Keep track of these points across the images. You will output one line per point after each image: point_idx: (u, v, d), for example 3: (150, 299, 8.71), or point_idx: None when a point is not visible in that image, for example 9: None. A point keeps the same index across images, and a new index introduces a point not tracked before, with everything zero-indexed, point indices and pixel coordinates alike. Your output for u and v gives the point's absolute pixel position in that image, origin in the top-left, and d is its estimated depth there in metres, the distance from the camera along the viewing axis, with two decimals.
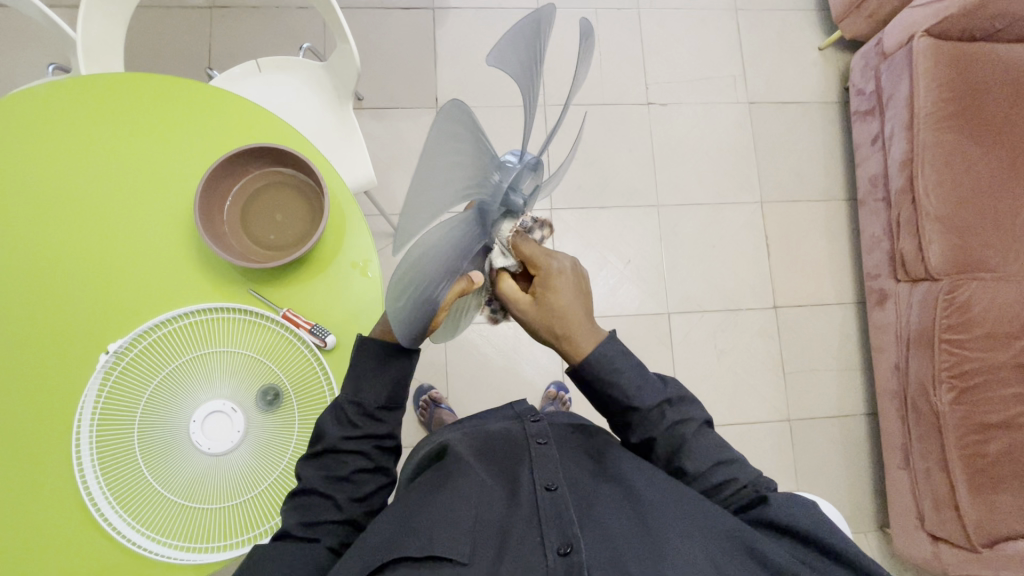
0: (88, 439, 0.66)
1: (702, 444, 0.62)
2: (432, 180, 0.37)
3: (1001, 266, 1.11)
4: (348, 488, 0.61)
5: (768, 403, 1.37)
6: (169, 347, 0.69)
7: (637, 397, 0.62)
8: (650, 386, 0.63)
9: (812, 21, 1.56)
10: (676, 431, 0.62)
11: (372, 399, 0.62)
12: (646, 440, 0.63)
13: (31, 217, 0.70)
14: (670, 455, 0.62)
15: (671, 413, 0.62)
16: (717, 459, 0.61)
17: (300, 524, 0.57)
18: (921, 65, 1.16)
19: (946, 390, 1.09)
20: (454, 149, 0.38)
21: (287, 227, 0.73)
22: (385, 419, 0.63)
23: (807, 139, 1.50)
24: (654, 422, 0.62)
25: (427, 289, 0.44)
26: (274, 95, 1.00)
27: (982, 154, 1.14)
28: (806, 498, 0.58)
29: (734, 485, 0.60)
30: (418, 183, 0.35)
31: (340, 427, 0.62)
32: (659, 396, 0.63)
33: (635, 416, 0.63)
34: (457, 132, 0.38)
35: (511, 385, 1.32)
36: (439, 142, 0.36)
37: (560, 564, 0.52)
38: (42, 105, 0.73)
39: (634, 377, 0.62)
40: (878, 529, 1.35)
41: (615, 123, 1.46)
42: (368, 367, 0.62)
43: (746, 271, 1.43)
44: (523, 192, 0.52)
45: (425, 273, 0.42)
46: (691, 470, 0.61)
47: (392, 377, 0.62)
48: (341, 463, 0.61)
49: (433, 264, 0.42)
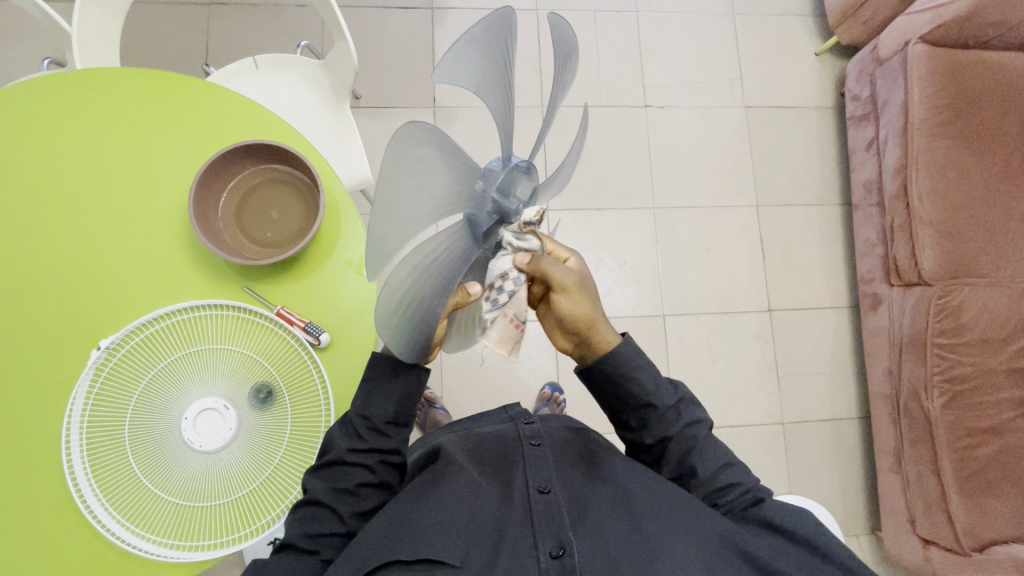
0: (79, 435, 0.66)
1: (711, 447, 0.63)
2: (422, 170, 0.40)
3: (992, 272, 1.12)
4: (351, 501, 0.61)
5: (760, 405, 1.38)
6: (162, 343, 0.69)
7: (656, 395, 0.63)
8: (666, 387, 0.64)
9: (809, 26, 1.57)
10: (689, 432, 0.63)
11: (379, 414, 0.62)
12: (659, 441, 0.63)
13: (25, 213, 0.70)
14: (681, 457, 0.63)
15: (685, 413, 0.63)
16: (724, 462, 0.62)
17: (303, 535, 0.58)
18: (915, 71, 1.16)
19: (938, 394, 1.10)
20: (492, 59, 0.46)
21: (284, 224, 0.72)
22: (391, 434, 0.63)
23: (803, 143, 1.51)
24: (670, 421, 0.63)
25: (415, 180, 0.40)
26: (271, 92, 1.00)
27: (975, 160, 1.15)
28: (810, 511, 0.58)
29: (738, 491, 0.60)
30: (407, 163, 0.39)
31: (347, 439, 0.62)
32: (675, 397, 0.64)
33: (650, 414, 0.63)
34: (479, 56, 0.45)
35: (505, 386, 1.32)
36: (467, 53, 0.43)
37: (552, 566, 0.52)
38: (38, 100, 0.72)
39: (652, 377, 0.64)
40: (869, 532, 1.36)
41: (612, 125, 1.46)
42: (379, 382, 0.62)
43: (741, 274, 1.43)
44: (519, 194, 0.53)
45: (426, 146, 0.40)
46: (701, 474, 0.62)
47: (401, 394, 0.63)
48: (345, 475, 0.61)
49: (439, 154, 0.42)
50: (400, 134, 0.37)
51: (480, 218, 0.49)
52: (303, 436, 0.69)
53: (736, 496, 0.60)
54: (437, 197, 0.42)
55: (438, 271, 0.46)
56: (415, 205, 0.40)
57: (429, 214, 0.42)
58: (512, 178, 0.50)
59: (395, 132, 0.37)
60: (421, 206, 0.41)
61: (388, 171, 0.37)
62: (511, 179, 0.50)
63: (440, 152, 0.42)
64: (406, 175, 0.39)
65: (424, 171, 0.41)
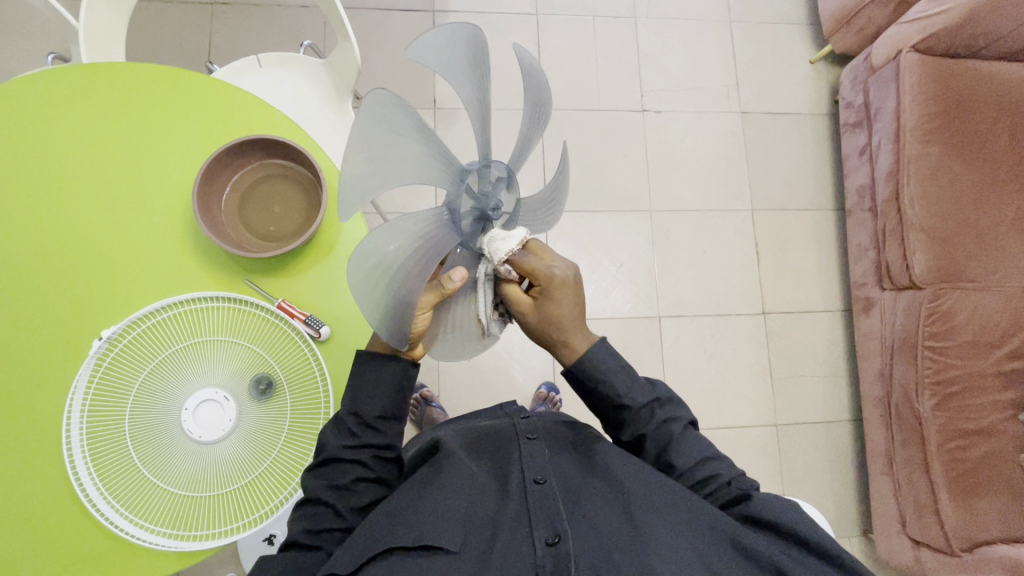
0: (79, 425, 0.66)
1: (688, 441, 0.63)
2: (390, 149, 0.45)
3: (982, 276, 1.14)
4: (348, 497, 0.61)
5: (754, 407, 1.39)
6: (163, 334, 0.69)
7: (629, 396, 0.63)
8: (639, 386, 0.63)
9: (803, 35, 1.59)
10: (664, 430, 0.63)
11: (369, 409, 0.62)
12: (635, 438, 0.64)
13: (29, 204, 0.70)
14: (658, 453, 0.63)
15: (659, 412, 0.63)
16: (702, 456, 0.62)
17: (305, 531, 0.58)
18: (908, 79, 1.18)
19: (929, 396, 1.11)
20: (467, 70, 0.52)
21: (286, 217, 0.74)
22: (384, 430, 0.63)
23: (797, 148, 1.53)
24: (644, 421, 0.63)
25: (393, 151, 0.46)
26: (274, 89, 1.01)
27: (965, 167, 1.17)
28: (797, 503, 0.58)
29: (716, 483, 0.60)
30: (371, 135, 0.43)
31: (340, 436, 0.62)
32: (648, 396, 0.64)
33: (626, 415, 0.63)
34: (446, 71, 0.51)
35: (501, 385, 1.33)
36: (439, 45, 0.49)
37: (547, 554, 0.53)
38: (42, 93, 0.73)
39: (626, 377, 0.63)
40: (861, 534, 1.37)
41: (609, 128, 1.48)
42: (365, 377, 0.62)
43: (735, 277, 1.45)
44: (501, 201, 0.55)
45: (391, 125, 0.45)
46: (679, 467, 0.62)
47: (390, 388, 0.63)
48: (341, 472, 0.61)
49: (406, 132, 0.46)
50: (367, 100, 0.42)
51: (458, 210, 0.52)
52: (302, 429, 0.70)
53: (718, 487, 0.60)
54: (409, 171, 0.47)
55: (417, 243, 0.50)
56: (380, 166, 0.45)
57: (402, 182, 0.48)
58: (491, 185, 0.54)
59: (364, 100, 0.42)
60: (389, 176, 0.46)
61: (354, 131, 0.42)
62: (493, 186, 0.54)
63: (410, 128, 0.47)
64: (384, 141, 0.45)
65: (391, 142, 0.45)
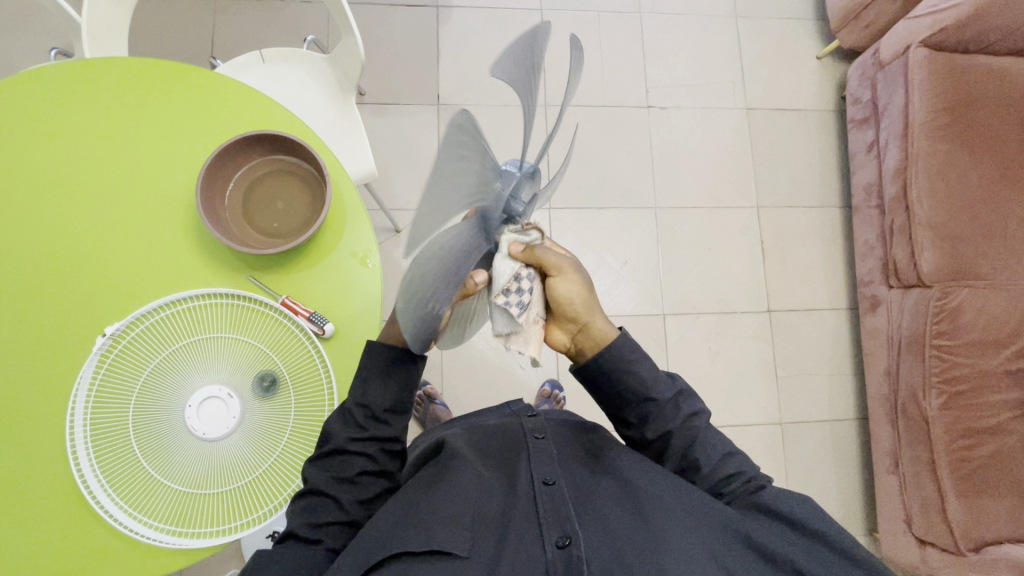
0: (82, 421, 0.66)
1: (710, 437, 0.63)
2: (460, 176, 0.41)
3: (991, 274, 1.13)
4: (354, 489, 0.61)
5: (759, 405, 1.38)
6: (167, 331, 0.69)
7: (655, 389, 0.63)
8: (664, 380, 0.64)
9: (810, 30, 1.58)
10: (689, 425, 0.63)
11: (379, 402, 0.62)
12: (660, 436, 0.63)
13: (32, 198, 0.70)
14: (684, 449, 0.63)
15: (684, 406, 0.64)
16: (724, 453, 0.62)
17: (306, 525, 0.57)
18: (917, 75, 1.17)
19: (936, 395, 1.10)
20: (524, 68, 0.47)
21: (290, 214, 0.73)
22: (392, 423, 0.63)
23: (804, 145, 1.52)
24: (670, 416, 0.63)
25: (455, 175, 0.40)
26: (277, 85, 1.01)
27: (974, 164, 1.16)
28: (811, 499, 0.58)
29: (741, 480, 0.60)
30: (449, 164, 0.39)
31: (347, 429, 0.61)
32: (672, 390, 0.64)
33: (651, 409, 0.63)
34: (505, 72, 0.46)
35: (505, 383, 1.32)
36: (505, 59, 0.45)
37: (558, 557, 0.52)
38: (45, 88, 0.72)
39: (651, 370, 0.63)
40: (866, 533, 1.36)
41: (614, 125, 1.47)
42: (373, 371, 0.62)
43: (741, 274, 1.44)
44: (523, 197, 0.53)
45: (466, 149, 0.40)
46: (704, 466, 0.62)
47: (399, 380, 0.62)
48: (346, 465, 0.61)
49: (474, 156, 0.42)
50: (449, 127, 0.38)
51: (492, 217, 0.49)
52: (307, 426, 0.69)
53: (741, 484, 0.60)
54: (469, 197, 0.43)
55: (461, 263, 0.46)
56: (451, 195, 0.40)
57: (457, 207, 0.42)
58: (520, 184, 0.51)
59: (448, 126, 0.38)
60: (455, 205, 0.42)
61: (438, 160, 0.37)
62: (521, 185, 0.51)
63: (477, 152, 0.42)
64: (451, 166, 0.39)
65: (463, 170, 0.41)
